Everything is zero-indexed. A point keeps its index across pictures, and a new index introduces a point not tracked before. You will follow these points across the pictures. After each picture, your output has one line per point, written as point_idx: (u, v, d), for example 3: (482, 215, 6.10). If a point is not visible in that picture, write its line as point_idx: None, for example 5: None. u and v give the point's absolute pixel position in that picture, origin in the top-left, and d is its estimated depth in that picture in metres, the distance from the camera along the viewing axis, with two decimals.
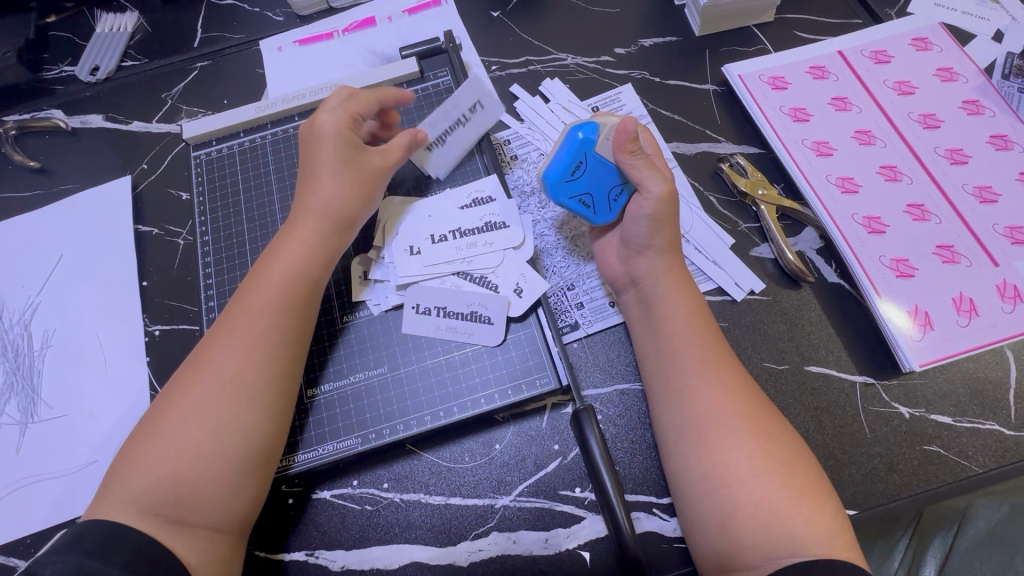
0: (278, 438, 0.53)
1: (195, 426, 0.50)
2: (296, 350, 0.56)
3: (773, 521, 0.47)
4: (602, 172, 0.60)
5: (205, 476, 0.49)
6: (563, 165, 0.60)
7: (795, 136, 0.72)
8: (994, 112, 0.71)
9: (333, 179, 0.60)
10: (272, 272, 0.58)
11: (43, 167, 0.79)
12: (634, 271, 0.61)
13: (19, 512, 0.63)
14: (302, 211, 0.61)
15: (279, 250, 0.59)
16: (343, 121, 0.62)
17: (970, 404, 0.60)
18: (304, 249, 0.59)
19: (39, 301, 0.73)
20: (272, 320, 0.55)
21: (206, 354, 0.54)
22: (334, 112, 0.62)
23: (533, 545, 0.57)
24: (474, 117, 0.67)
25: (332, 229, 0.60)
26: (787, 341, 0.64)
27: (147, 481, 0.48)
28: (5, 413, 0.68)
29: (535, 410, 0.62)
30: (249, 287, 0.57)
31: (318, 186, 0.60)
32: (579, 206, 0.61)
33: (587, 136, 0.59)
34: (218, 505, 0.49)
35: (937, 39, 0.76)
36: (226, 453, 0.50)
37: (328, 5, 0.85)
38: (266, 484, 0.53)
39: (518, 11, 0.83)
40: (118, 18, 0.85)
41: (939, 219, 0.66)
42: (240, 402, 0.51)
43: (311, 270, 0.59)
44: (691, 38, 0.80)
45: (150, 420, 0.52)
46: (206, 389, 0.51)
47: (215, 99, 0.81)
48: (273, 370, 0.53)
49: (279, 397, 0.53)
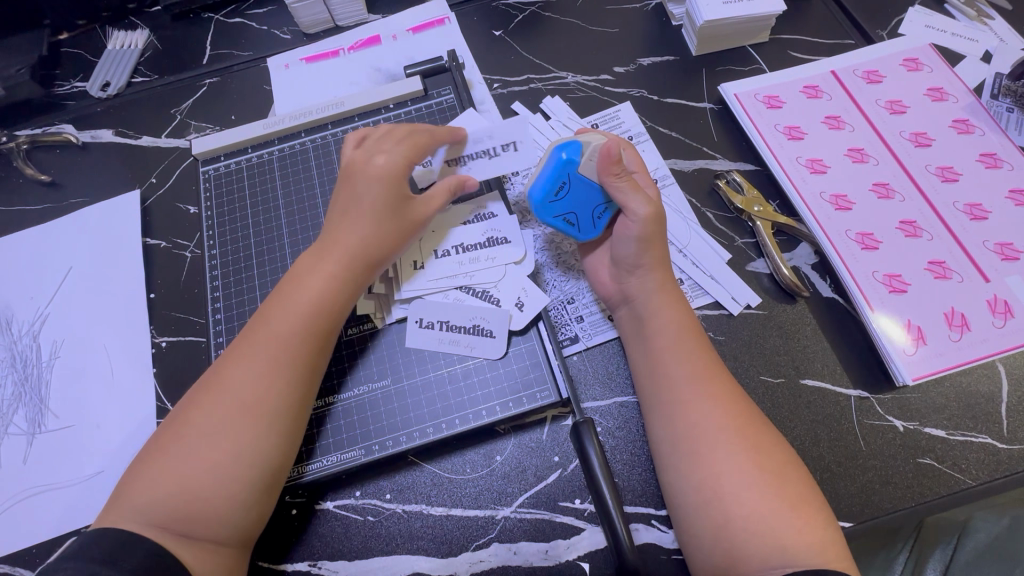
0: (287, 460, 0.54)
1: (210, 448, 0.50)
2: (314, 377, 0.56)
3: (763, 531, 0.48)
4: (585, 192, 0.61)
5: (216, 497, 0.49)
6: (546, 186, 0.61)
7: (789, 153, 0.73)
8: (983, 131, 0.73)
9: (371, 218, 0.60)
10: (295, 299, 0.57)
11: (53, 181, 0.81)
12: (627, 289, 0.62)
13: (25, 522, 0.63)
14: (331, 240, 0.60)
15: (303, 277, 0.59)
16: (400, 165, 0.61)
17: (963, 417, 0.61)
18: (330, 280, 0.58)
19: (47, 312, 0.74)
20: (295, 349, 0.55)
21: (225, 375, 0.54)
22: (393, 155, 0.61)
23: (533, 556, 0.58)
24: (502, 154, 0.66)
25: (360, 263, 0.60)
26: (783, 355, 0.65)
27: (159, 494, 0.49)
28: (13, 424, 0.69)
29: (535, 423, 0.63)
30: (270, 312, 0.57)
31: (354, 222, 0.60)
32: (564, 224, 0.63)
33: (570, 157, 0.60)
34: (225, 524, 0.50)
35: (926, 59, 0.79)
36: (239, 477, 0.50)
37: (335, 24, 0.87)
38: (273, 502, 0.54)
39: (520, 30, 0.85)
40: (129, 34, 0.87)
41: (931, 235, 0.67)
42: (257, 428, 0.52)
43: (334, 302, 0.58)
44: (688, 56, 0.82)
45: (165, 434, 0.52)
46: (223, 413, 0.52)
47: (223, 115, 0.83)
48: (290, 400, 0.54)
49: (293, 425, 0.54)
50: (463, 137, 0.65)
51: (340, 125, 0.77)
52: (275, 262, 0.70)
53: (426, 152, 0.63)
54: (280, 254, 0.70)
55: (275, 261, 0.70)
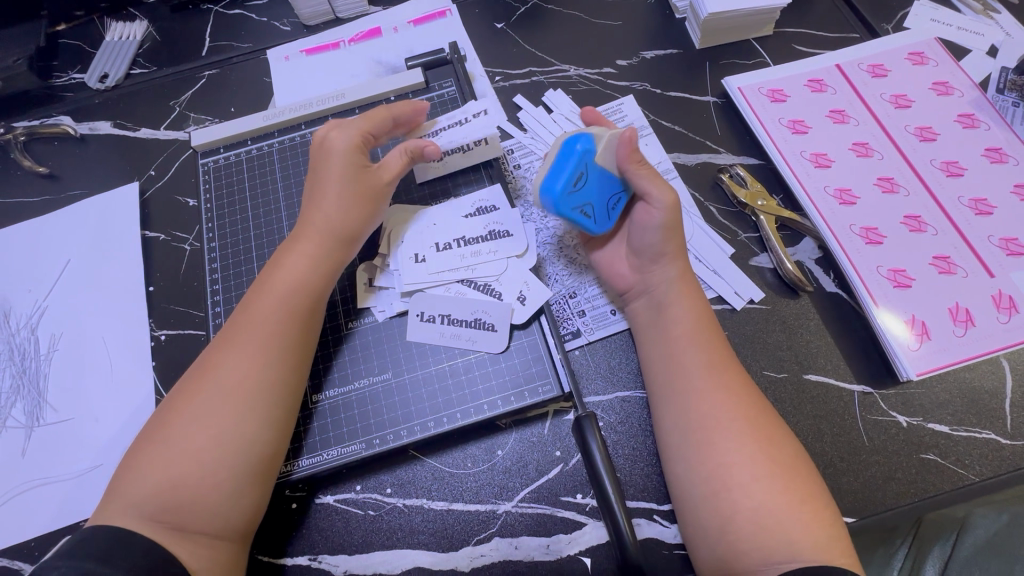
0: (277, 451, 0.53)
1: (198, 433, 0.50)
2: (299, 360, 0.56)
3: (772, 524, 0.47)
4: (600, 180, 0.59)
5: (205, 483, 0.49)
6: (566, 178, 0.56)
7: (793, 148, 0.73)
8: (989, 126, 0.73)
9: (340, 196, 0.61)
10: (275, 284, 0.58)
11: (52, 173, 0.80)
12: (648, 280, 0.62)
13: (22, 516, 0.63)
14: (307, 227, 0.61)
15: (282, 263, 0.59)
16: (354, 141, 0.62)
17: (967, 413, 0.61)
18: (307, 261, 0.59)
19: (46, 305, 0.73)
20: (276, 331, 0.55)
21: (210, 363, 0.54)
22: (349, 132, 0.62)
23: (535, 551, 0.58)
24: (473, 120, 0.66)
25: (336, 244, 0.61)
26: (787, 350, 0.64)
27: (148, 486, 0.49)
28: (11, 417, 0.68)
29: (537, 417, 0.63)
30: (251, 300, 0.58)
31: (326, 205, 0.61)
32: (581, 216, 0.59)
33: (586, 147, 0.57)
34: (218, 512, 0.49)
35: (932, 53, 0.78)
36: (227, 461, 0.50)
37: (335, 16, 0.86)
38: (266, 493, 0.53)
39: (522, 23, 0.85)
40: (127, 26, 0.87)
41: (935, 230, 0.67)
42: (241, 412, 0.51)
43: (314, 282, 0.59)
44: (692, 50, 0.81)
45: (153, 426, 0.52)
46: (210, 397, 0.52)
47: (222, 107, 0.82)
48: (275, 382, 0.54)
49: (281, 407, 0.54)
50: (422, 105, 0.66)
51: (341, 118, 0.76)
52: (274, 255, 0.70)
53: (381, 123, 0.64)
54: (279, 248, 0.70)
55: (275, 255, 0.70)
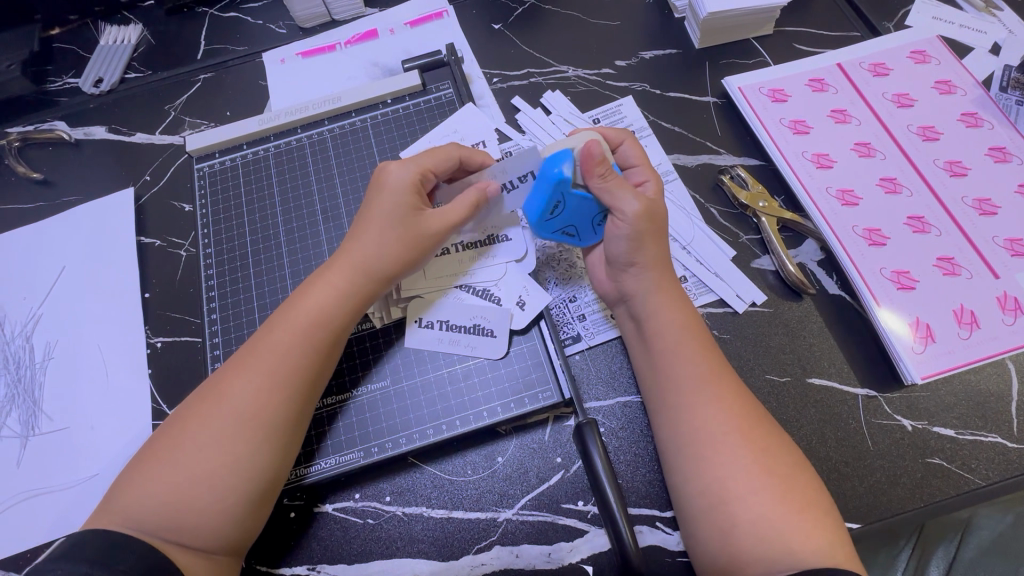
0: (280, 467, 0.52)
1: (207, 459, 0.49)
2: (314, 392, 0.55)
3: (772, 537, 0.47)
4: (581, 204, 0.58)
5: (208, 508, 0.48)
6: (541, 207, 0.58)
7: (794, 148, 0.72)
8: (992, 124, 0.72)
9: (381, 234, 0.57)
10: (298, 312, 0.55)
11: (46, 179, 0.79)
12: (623, 288, 0.60)
13: (18, 527, 0.62)
14: (340, 254, 0.58)
15: (308, 290, 0.57)
16: (411, 180, 0.58)
17: (973, 416, 0.60)
18: (335, 293, 0.56)
19: (40, 313, 0.73)
20: (295, 364, 0.53)
21: (225, 386, 0.52)
22: (406, 169, 0.59)
23: (536, 559, 0.57)
24: (521, 186, 0.62)
25: (369, 282, 0.57)
26: (789, 353, 0.64)
27: (150, 505, 0.47)
28: (6, 426, 0.68)
29: (537, 423, 0.62)
30: (271, 325, 0.55)
31: (365, 237, 0.57)
32: (564, 235, 0.62)
33: (561, 173, 0.56)
34: (218, 535, 0.48)
35: (935, 52, 0.77)
36: (233, 490, 0.49)
37: (331, 18, 0.86)
38: (266, 514, 0.52)
39: (520, 23, 0.84)
40: (121, 30, 0.86)
41: (939, 232, 0.66)
42: (255, 446, 0.50)
43: (340, 315, 0.56)
44: (691, 50, 0.81)
45: (160, 444, 0.50)
46: (223, 424, 0.50)
47: (218, 111, 0.81)
48: (290, 416, 0.52)
49: (290, 438, 0.52)
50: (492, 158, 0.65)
51: (338, 121, 0.75)
52: (271, 261, 0.69)
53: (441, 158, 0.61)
54: (276, 255, 0.69)
55: (271, 261, 0.69)
